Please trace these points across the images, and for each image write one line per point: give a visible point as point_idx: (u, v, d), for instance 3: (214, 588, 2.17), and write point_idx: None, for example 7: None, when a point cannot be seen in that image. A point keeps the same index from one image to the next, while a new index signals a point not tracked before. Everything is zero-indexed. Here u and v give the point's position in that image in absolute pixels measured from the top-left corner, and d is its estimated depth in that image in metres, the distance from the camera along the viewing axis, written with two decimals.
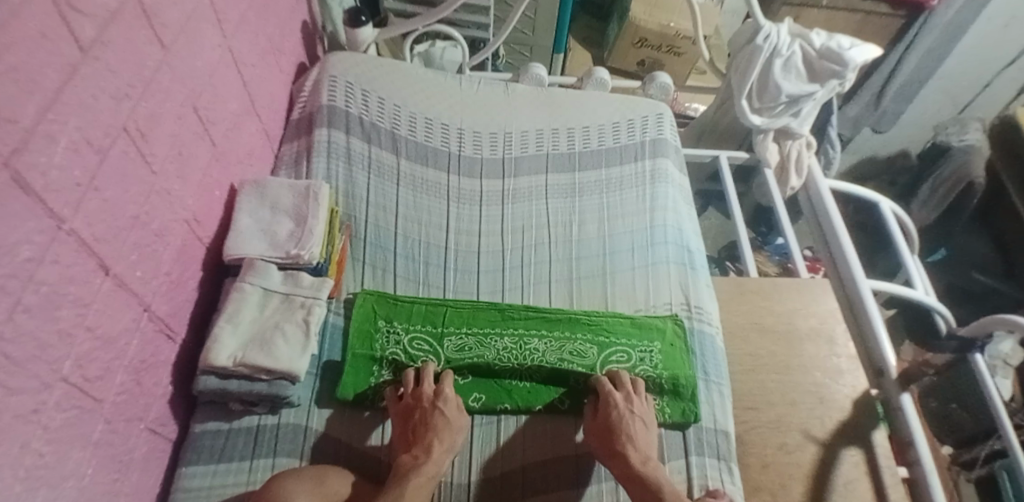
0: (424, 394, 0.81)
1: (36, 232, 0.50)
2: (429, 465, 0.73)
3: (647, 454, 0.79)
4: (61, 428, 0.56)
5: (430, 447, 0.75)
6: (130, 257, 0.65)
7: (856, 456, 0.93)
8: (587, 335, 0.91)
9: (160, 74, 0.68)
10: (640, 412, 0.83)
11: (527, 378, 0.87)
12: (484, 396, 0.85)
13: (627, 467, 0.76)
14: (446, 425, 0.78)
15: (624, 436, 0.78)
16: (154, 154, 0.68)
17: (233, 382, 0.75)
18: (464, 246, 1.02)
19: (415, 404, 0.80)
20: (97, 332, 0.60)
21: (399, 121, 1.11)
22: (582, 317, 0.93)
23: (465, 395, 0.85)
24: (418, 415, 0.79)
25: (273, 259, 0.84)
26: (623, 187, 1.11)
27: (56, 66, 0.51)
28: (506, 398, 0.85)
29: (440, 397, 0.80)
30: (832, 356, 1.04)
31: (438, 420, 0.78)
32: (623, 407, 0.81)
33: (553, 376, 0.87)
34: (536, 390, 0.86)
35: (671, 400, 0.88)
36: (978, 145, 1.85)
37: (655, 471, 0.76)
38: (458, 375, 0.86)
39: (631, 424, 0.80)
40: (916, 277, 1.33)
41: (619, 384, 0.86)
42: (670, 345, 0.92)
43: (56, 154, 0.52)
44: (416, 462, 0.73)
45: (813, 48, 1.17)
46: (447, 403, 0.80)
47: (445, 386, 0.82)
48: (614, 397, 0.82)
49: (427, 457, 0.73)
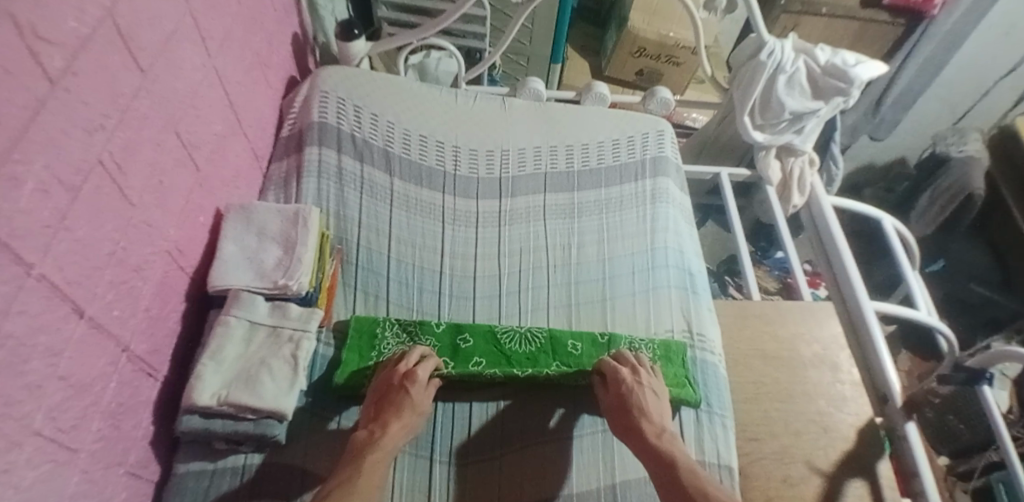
0: (397, 373, 0.81)
1: (2, 282, 0.47)
2: (384, 441, 0.74)
3: (661, 425, 0.80)
4: (31, 486, 0.52)
5: (386, 423, 0.75)
6: (106, 297, 0.61)
7: (861, 488, 0.91)
8: (581, 341, 0.90)
9: (138, 100, 0.65)
10: (649, 384, 0.83)
11: (524, 344, 0.88)
12: (484, 360, 0.86)
13: (642, 439, 0.78)
14: (408, 407, 0.77)
15: (636, 410, 0.80)
16: (131, 186, 0.65)
17: (217, 421, 0.72)
18: (459, 270, 0.99)
19: (387, 382, 0.80)
20: (69, 381, 0.56)
21: (393, 138, 1.08)
22: (568, 336, 0.90)
23: (466, 360, 0.86)
24: (385, 392, 0.79)
25: (260, 289, 0.81)
26: (623, 207, 1.08)
27: (22, 102, 0.48)
28: (504, 364, 0.85)
29: (409, 377, 0.80)
30: (836, 383, 1.02)
31: (403, 399, 0.78)
32: (631, 381, 0.82)
33: (552, 343, 0.89)
34: (534, 357, 0.87)
35: (665, 366, 0.90)
36: (978, 156, 1.82)
37: (669, 442, 0.78)
38: (460, 339, 0.88)
39: (641, 396, 0.81)
40: (918, 295, 1.30)
41: (626, 361, 0.86)
42: (661, 357, 0.90)
43: (22, 196, 0.48)
44: (372, 437, 0.74)
45: (818, 65, 1.15)
46: (416, 384, 0.79)
47: (419, 369, 0.81)
48: (621, 372, 0.83)
49: (383, 433, 0.74)
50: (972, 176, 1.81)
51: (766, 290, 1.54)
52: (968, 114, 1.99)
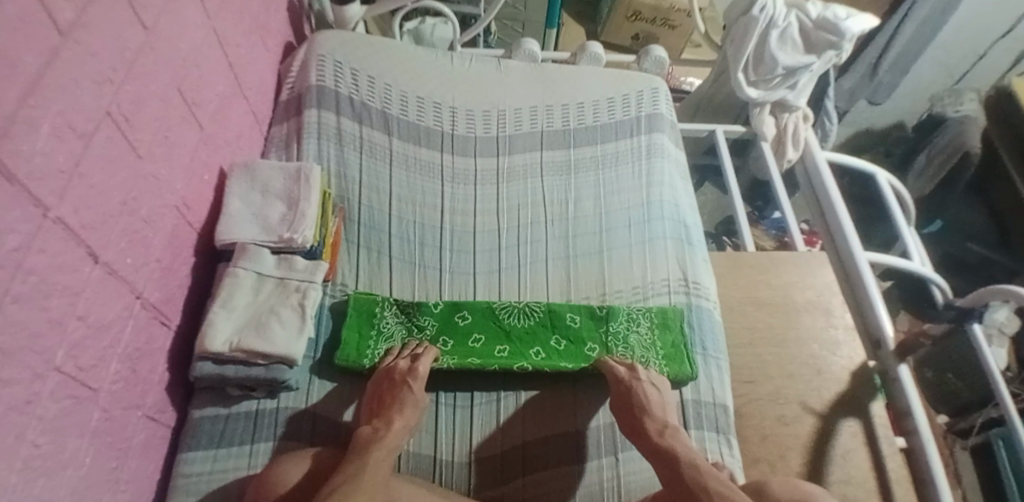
0: (399, 369, 0.79)
1: (22, 221, 0.49)
2: (389, 437, 0.70)
3: (664, 421, 0.77)
4: (55, 418, 0.55)
5: (390, 420, 0.73)
6: (120, 244, 0.64)
7: (854, 426, 0.93)
8: (581, 313, 0.90)
9: (142, 57, 0.67)
10: (648, 378, 0.82)
11: (523, 319, 0.89)
12: (483, 336, 0.87)
13: (645, 437, 0.75)
14: (411, 403, 0.76)
15: (638, 407, 0.78)
16: (140, 138, 0.67)
17: (230, 367, 0.75)
18: (459, 226, 1.01)
19: (388, 378, 0.79)
20: (88, 321, 0.59)
21: (390, 99, 1.09)
22: (564, 310, 0.90)
23: (465, 337, 0.87)
24: (388, 389, 0.77)
25: (266, 243, 0.83)
26: (619, 163, 1.10)
27: (36, 51, 0.50)
28: (504, 340, 0.87)
29: (412, 372, 0.79)
30: (829, 328, 1.04)
31: (406, 395, 0.76)
32: (630, 379, 0.81)
33: (549, 317, 0.89)
34: (533, 332, 0.88)
35: (663, 334, 0.90)
36: (974, 115, 1.81)
37: (673, 438, 0.74)
38: (459, 316, 0.89)
39: (643, 394, 0.79)
40: (913, 249, 1.31)
41: (623, 362, 0.85)
42: (657, 322, 0.91)
43: (39, 139, 0.51)
44: (377, 433, 0.71)
45: (810, 19, 1.16)
46: (418, 379, 0.78)
47: (420, 364, 0.80)
48: (617, 370, 0.82)
49: (387, 430, 0.71)
50: (968, 135, 1.80)
51: (763, 249, 1.56)
52: (967, 75, 1.97)
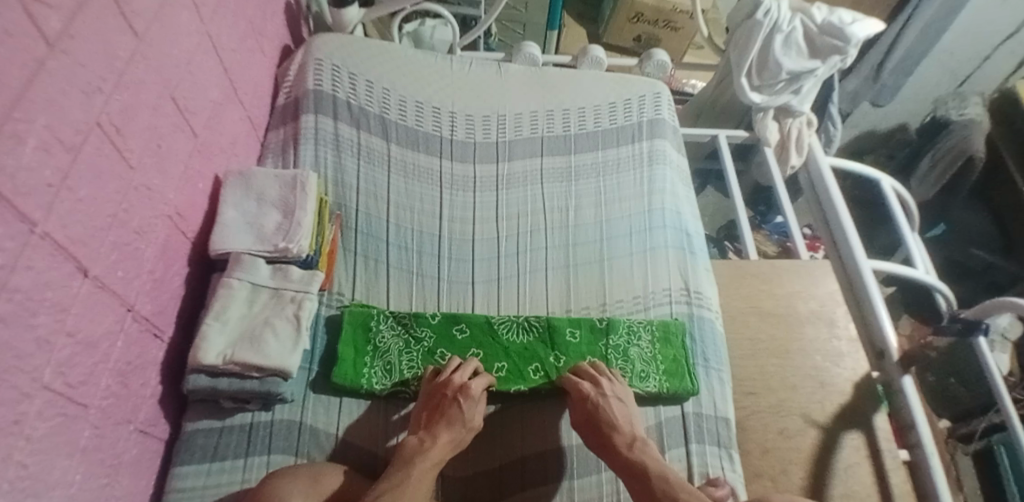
0: (452, 384, 0.78)
1: (7, 238, 0.48)
2: (436, 450, 0.71)
3: (632, 434, 0.76)
4: (43, 438, 0.54)
5: (437, 434, 0.73)
6: (110, 257, 0.63)
7: (857, 439, 0.92)
8: (581, 328, 0.89)
9: (134, 65, 0.65)
10: (614, 392, 0.81)
11: (522, 333, 0.87)
12: (481, 351, 0.86)
13: (613, 453, 0.75)
14: (459, 420, 0.75)
15: (605, 424, 0.77)
16: (131, 148, 0.65)
17: (223, 380, 0.74)
18: (458, 234, 0.99)
19: (438, 390, 0.78)
20: (77, 337, 0.58)
21: (388, 105, 1.08)
22: (565, 324, 0.89)
23: (463, 351, 0.86)
24: (438, 402, 0.77)
25: (261, 253, 0.82)
26: (620, 170, 1.08)
27: (21, 63, 0.48)
28: (503, 357, 0.86)
29: (464, 389, 0.77)
30: (832, 339, 1.03)
31: (455, 412, 0.75)
32: (595, 395, 0.79)
33: (549, 331, 0.88)
34: (532, 347, 0.87)
35: (663, 347, 0.88)
36: (978, 119, 1.79)
37: (642, 452, 0.74)
38: (456, 329, 0.87)
39: (609, 409, 0.78)
40: (917, 256, 1.29)
41: (586, 373, 0.83)
42: (656, 335, 0.89)
43: (24, 154, 0.49)
44: (421, 446, 0.72)
45: (815, 24, 1.14)
46: (470, 398, 0.77)
47: (474, 382, 0.79)
48: (582, 386, 0.80)
49: (432, 444, 0.72)
50: (972, 139, 1.78)
51: (765, 254, 1.55)
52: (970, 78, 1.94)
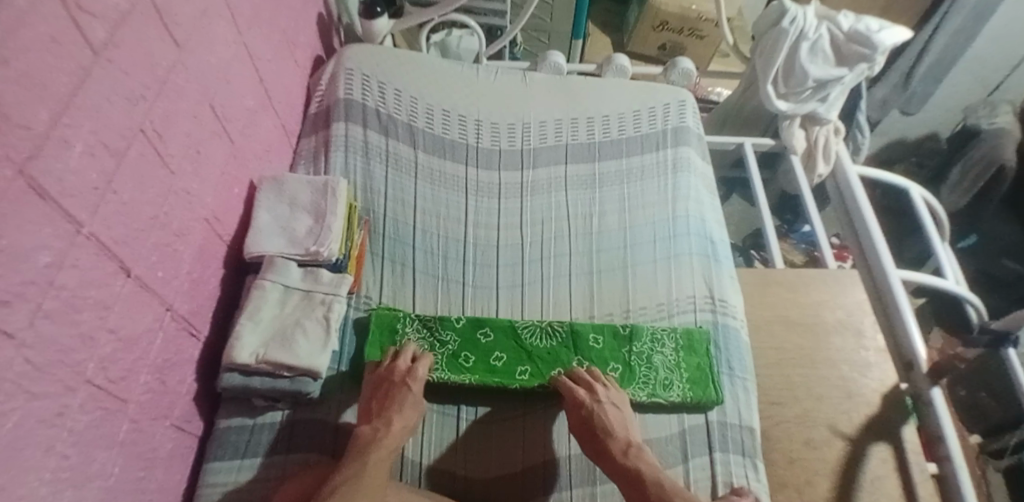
0: (399, 370, 0.80)
1: (55, 238, 0.51)
2: (389, 438, 0.73)
3: (627, 440, 0.78)
4: (85, 430, 0.56)
5: (390, 421, 0.74)
6: (150, 258, 0.65)
7: (885, 452, 0.90)
8: (604, 334, 0.89)
9: (173, 74, 0.68)
10: (608, 397, 0.81)
11: (545, 339, 0.88)
12: (505, 355, 0.86)
13: (610, 458, 0.76)
14: (410, 403, 0.77)
15: (600, 430, 0.78)
16: (170, 153, 0.68)
17: (256, 378, 0.76)
18: (482, 239, 1.01)
19: (386, 377, 0.80)
20: (118, 334, 0.60)
21: (416, 113, 1.10)
22: (589, 331, 0.89)
23: (487, 355, 0.86)
24: (386, 390, 0.78)
25: (293, 256, 0.84)
26: (644, 177, 1.08)
27: (69, 71, 0.51)
28: (526, 361, 0.86)
29: (411, 374, 0.80)
30: (860, 350, 1.01)
31: (404, 397, 0.77)
32: (590, 402, 0.79)
33: (573, 337, 0.89)
34: (556, 353, 0.87)
35: (687, 355, 0.88)
36: (1009, 128, 1.74)
37: (637, 457, 0.76)
38: (481, 333, 0.88)
39: (603, 415, 0.79)
40: (947, 266, 1.26)
41: (581, 380, 0.83)
42: (681, 343, 0.89)
43: (71, 158, 0.52)
44: (375, 434, 0.73)
45: (841, 31, 1.13)
46: (415, 381, 0.79)
47: (419, 367, 0.81)
48: (577, 392, 0.81)
49: (386, 432, 0.73)
50: (1003, 148, 1.74)
51: (792, 262, 1.54)
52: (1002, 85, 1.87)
